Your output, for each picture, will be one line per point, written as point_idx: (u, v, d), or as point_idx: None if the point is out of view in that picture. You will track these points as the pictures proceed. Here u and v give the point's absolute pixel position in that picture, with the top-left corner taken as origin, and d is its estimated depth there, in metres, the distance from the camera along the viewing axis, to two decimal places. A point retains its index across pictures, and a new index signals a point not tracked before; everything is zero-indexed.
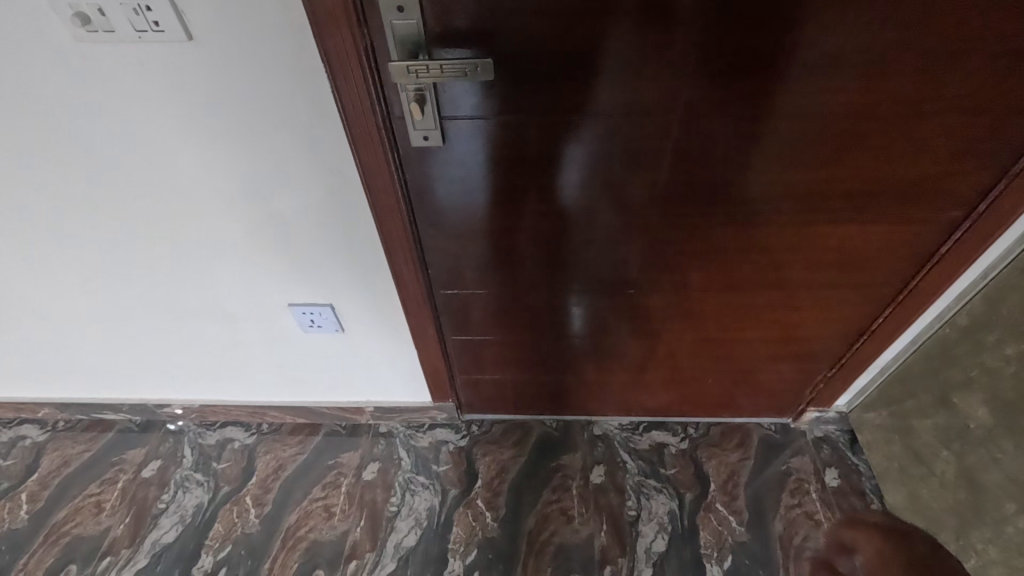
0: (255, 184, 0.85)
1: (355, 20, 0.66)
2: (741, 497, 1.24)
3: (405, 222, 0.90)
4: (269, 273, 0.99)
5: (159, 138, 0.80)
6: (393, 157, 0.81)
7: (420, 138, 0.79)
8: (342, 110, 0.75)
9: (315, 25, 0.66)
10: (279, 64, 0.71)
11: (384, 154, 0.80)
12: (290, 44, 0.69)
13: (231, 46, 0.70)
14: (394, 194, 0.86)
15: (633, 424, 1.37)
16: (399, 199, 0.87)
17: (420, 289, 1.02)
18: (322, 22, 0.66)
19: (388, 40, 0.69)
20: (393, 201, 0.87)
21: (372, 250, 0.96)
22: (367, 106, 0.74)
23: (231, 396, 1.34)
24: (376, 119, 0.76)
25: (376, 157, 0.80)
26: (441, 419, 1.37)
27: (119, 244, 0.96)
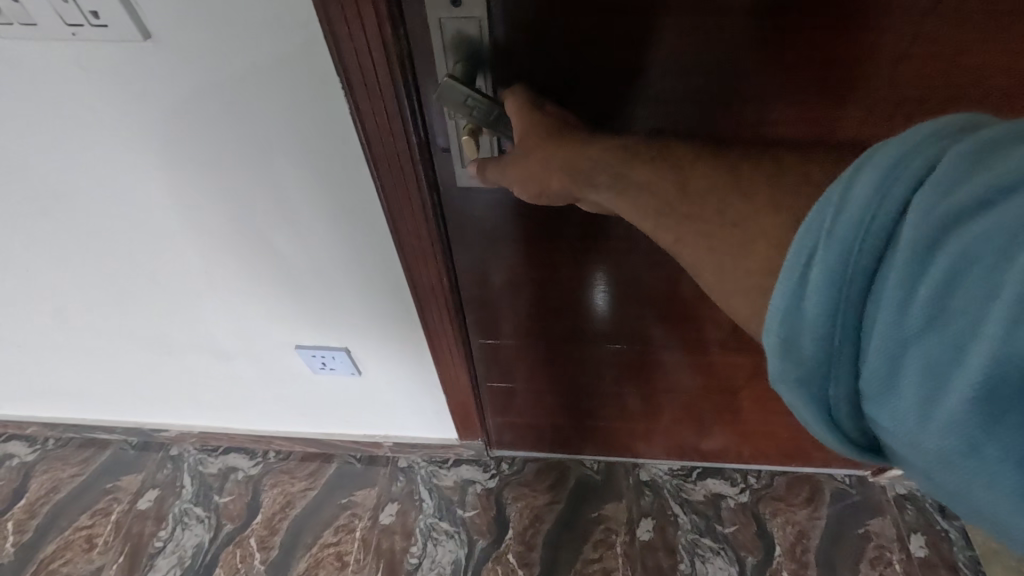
0: (250, 215, 0.68)
1: (386, 25, 0.48)
2: (812, 566, 1.08)
3: (441, 270, 0.73)
4: (271, 311, 0.83)
5: (122, 160, 0.62)
6: (430, 197, 0.63)
7: (468, 174, 0.62)
8: (365, 141, 0.57)
9: (328, 26, 0.48)
10: (273, 74, 0.53)
11: (420, 195, 0.62)
12: (286, 48, 0.51)
13: (205, 51, 0.51)
14: (430, 241, 0.68)
15: (685, 469, 1.20)
16: (436, 245, 0.69)
17: (453, 338, 0.86)
18: (341, 32, 0.48)
19: (436, 46, 0.52)
20: (427, 247, 0.69)
21: (395, 292, 0.79)
22: (400, 137, 0.56)
23: (233, 424, 1.20)
24: (411, 154, 0.58)
25: (408, 198, 0.62)
26: (466, 455, 1.22)
27: (91, 272, 0.79)
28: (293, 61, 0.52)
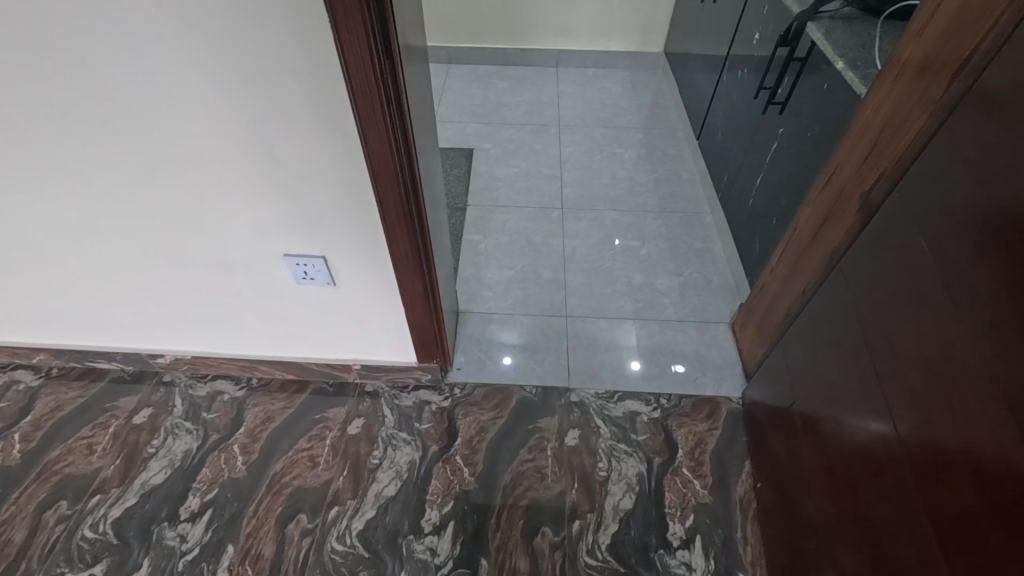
0: (259, 131, 0.88)
1: (368, 27, 0.71)
2: (707, 464, 1.31)
3: (401, 203, 0.97)
4: (270, 225, 1.05)
5: (169, 87, 0.83)
6: (397, 147, 0.88)
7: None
8: (354, 105, 0.81)
9: None
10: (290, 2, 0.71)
11: (390, 143, 0.87)
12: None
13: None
14: (402, 182, 0.93)
15: (609, 393, 1.44)
16: (399, 179, 0.92)
17: (414, 257, 1.08)
18: (337, 24, 0.71)
19: None
20: (392, 181, 0.93)
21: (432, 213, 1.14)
22: (376, 105, 0.80)
23: (223, 350, 1.39)
24: (383, 119, 0.83)
25: (370, 93, 0.79)
26: (425, 380, 1.43)
27: (126, 188, 0.99)
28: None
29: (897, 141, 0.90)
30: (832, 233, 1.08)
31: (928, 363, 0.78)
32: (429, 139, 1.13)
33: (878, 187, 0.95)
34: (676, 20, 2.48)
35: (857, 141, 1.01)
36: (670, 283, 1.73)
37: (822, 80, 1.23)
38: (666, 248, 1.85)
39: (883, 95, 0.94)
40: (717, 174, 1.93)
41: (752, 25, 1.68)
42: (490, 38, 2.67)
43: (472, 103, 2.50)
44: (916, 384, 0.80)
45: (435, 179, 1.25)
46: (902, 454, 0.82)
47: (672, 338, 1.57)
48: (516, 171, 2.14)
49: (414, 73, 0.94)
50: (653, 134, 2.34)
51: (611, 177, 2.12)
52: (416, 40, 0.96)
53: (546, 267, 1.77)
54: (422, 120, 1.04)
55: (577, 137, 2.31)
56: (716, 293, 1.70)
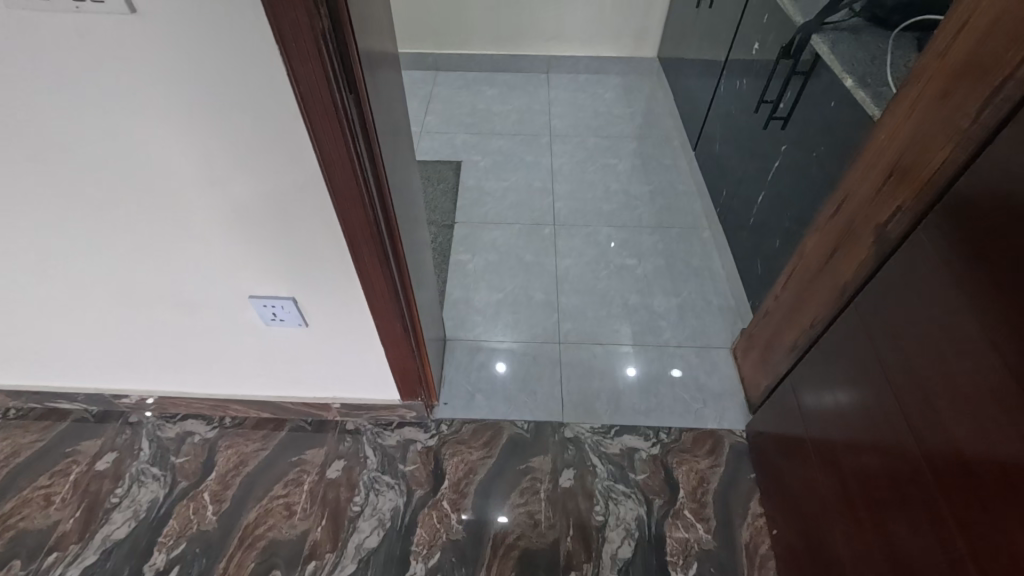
0: (212, 169, 0.79)
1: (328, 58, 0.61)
2: (710, 505, 1.23)
3: (376, 241, 0.87)
4: (233, 267, 0.96)
5: (105, 124, 0.73)
6: (368, 184, 0.78)
7: None
8: (316, 142, 0.71)
9: (276, 22, 0.57)
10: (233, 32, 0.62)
11: (360, 182, 0.77)
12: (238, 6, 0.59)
13: (182, 15, 0.60)
14: (375, 218, 0.83)
15: (605, 427, 1.36)
16: (371, 215, 0.82)
17: (391, 294, 0.98)
18: (293, 56, 0.61)
19: None
20: (364, 218, 0.82)
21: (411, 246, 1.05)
22: (342, 142, 0.70)
23: (192, 389, 1.30)
24: (351, 157, 0.73)
25: (335, 130, 0.69)
26: (410, 417, 1.35)
27: (69, 229, 0.90)
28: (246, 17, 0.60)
29: (917, 172, 0.82)
30: (843, 266, 1.00)
31: (969, 405, 0.72)
32: (405, 167, 1.03)
33: (895, 221, 0.87)
34: (670, 24, 2.40)
35: (871, 168, 0.93)
36: (667, 305, 1.65)
37: (829, 96, 1.14)
38: (663, 266, 1.76)
39: (901, 117, 0.86)
40: (716, 188, 1.84)
41: (751, 32, 1.59)
42: (478, 43, 2.57)
43: (461, 112, 2.40)
44: (965, 437, 0.73)
45: (414, 207, 1.16)
46: (952, 512, 0.75)
47: (671, 365, 1.49)
48: (506, 185, 2.05)
49: (386, 100, 0.85)
50: (648, 143, 2.26)
51: (604, 190, 2.03)
52: (388, 63, 0.87)
53: (537, 288, 1.68)
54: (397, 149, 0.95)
55: (570, 147, 2.23)
56: (716, 315, 1.62)
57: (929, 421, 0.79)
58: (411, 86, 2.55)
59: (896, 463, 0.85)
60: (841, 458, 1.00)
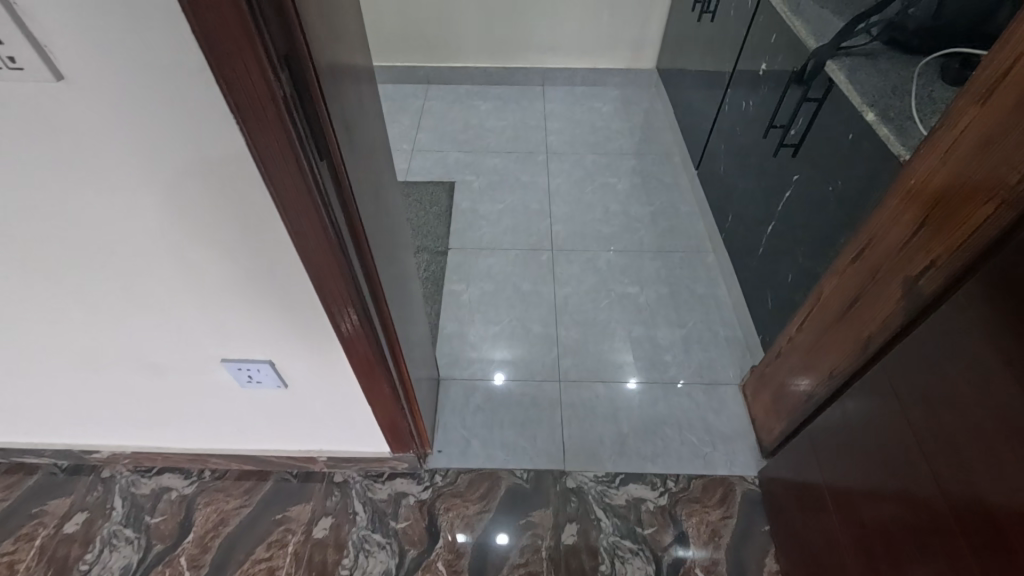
0: (169, 240, 0.70)
1: (292, 126, 0.52)
2: (722, 562, 1.16)
3: (356, 307, 0.78)
4: (201, 332, 0.87)
5: (42, 195, 0.64)
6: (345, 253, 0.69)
7: None
8: (284, 213, 0.62)
9: (229, 89, 0.49)
10: (177, 99, 0.52)
11: (336, 252, 0.68)
12: (180, 73, 0.49)
13: (114, 83, 0.51)
14: (355, 286, 0.74)
15: (609, 475, 1.28)
16: (349, 283, 0.74)
17: (375, 358, 0.90)
18: (252, 125, 0.52)
19: None
20: (342, 287, 0.74)
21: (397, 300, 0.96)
22: (313, 212, 0.62)
23: (167, 444, 1.21)
24: (324, 226, 0.64)
25: (304, 200, 0.60)
26: (402, 468, 1.27)
27: (14, 297, 0.80)
28: (190, 84, 0.50)
29: (956, 227, 0.74)
30: (868, 318, 0.92)
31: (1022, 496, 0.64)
32: (389, 215, 0.95)
33: (928, 277, 0.79)
34: (669, 36, 2.32)
35: (899, 216, 0.85)
36: (672, 337, 1.57)
37: (847, 129, 1.06)
38: (666, 294, 1.69)
39: (935, 163, 0.78)
40: (720, 211, 1.77)
41: (758, 51, 1.51)
42: (472, 56, 2.49)
43: (453, 129, 2.32)
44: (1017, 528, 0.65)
45: (401, 252, 1.07)
46: None
47: (677, 404, 1.41)
48: (501, 207, 1.96)
49: (367, 153, 0.76)
50: (648, 160, 2.18)
51: (604, 211, 1.95)
52: (368, 110, 0.78)
53: (536, 320, 1.60)
54: (380, 199, 0.87)
55: (567, 165, 2.15)
56: (722, 348, 1.54)
57: (969, 493, 0.72)
58: (402, 101, 2.47)
59: (928, 530, 0.79)
60: (868, 524, 0.92)
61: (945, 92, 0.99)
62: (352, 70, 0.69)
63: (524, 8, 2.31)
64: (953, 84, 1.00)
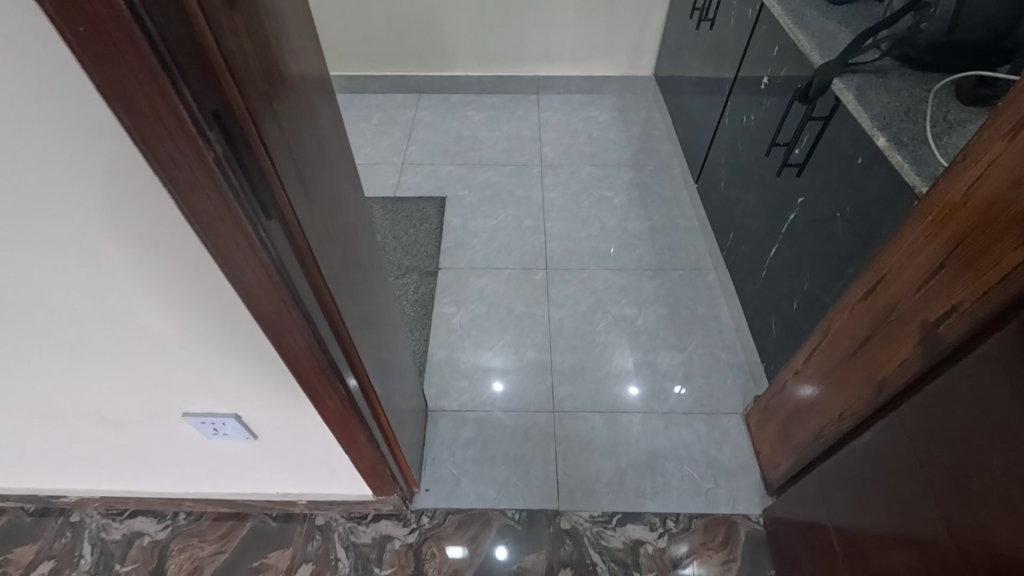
0: (111, 301, 0.63)
1: (225, 188, 0.45)
2: None
3: (322, 367, 0.71)
4: (160, 388, 0.80)
5: None
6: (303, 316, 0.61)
7: None
8: (231, 276, 0.55)
9: (149, 150, 0.43)
10: (98, 157, 0.45)
11: (294, 314, 0.61)
12: (100, 130, 0.43)
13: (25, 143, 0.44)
14: (317, 347, 0.67)
15: (606, 515, 1.22)
16: (312, 344, 0.66)
17: (349, 413, 0.82)
18: (179, 186, 0.45)
19: None
20: (304, 347, 0.67)
21: (375, 347, 0.89)
22: (262, 275, 0.55)
23: (138, 489, 1.15)
24: (276, 289, 0.57)
25: (250, 263, 0.53)
26: (387, 509, 1.20)
27: None
28: (113, 142, 0.44)
29: (981, 271, 0.67)
30: (882, 361, 0.85)
31: None
32: (369, 255, 0.88)
33: (950, 322, 0.72)
34: (667, 43, 2.25)
35: (916, 254, 0.78)
36: (672, 362, 1.51)
37: (856, 153, 1.00)
38: (666, 315, 1.62)
39: (955, 200, 0.71)
40: (721, 227, 1.70)
41: (760, 63, 1.45)
42: (465, 64, 2.42)
43: (445, 141, 2.25)
44: None
45: (383, 290, 1.00)
46: None
47: (677, 436, 1.34)
48: (494, 223, 1.90)
49: (339, 196, 0.69)
50: (646, 172, 2.11)
51: (600, 227, 1.88)
52: (344, 149, 0.71)
53: (530, 345, 1.54)
54: (358, 244, 0.80)
55: (562, 178, 2.08)
56: (725, 374, 1.47)
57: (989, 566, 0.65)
58: (392, 112, 2.40)
59: None
60: None
61: (963, 113, 0.93)
62: (321, 109, 0.62)
63: (518, 15, 2.24)
64: (970, 104, 0.94)
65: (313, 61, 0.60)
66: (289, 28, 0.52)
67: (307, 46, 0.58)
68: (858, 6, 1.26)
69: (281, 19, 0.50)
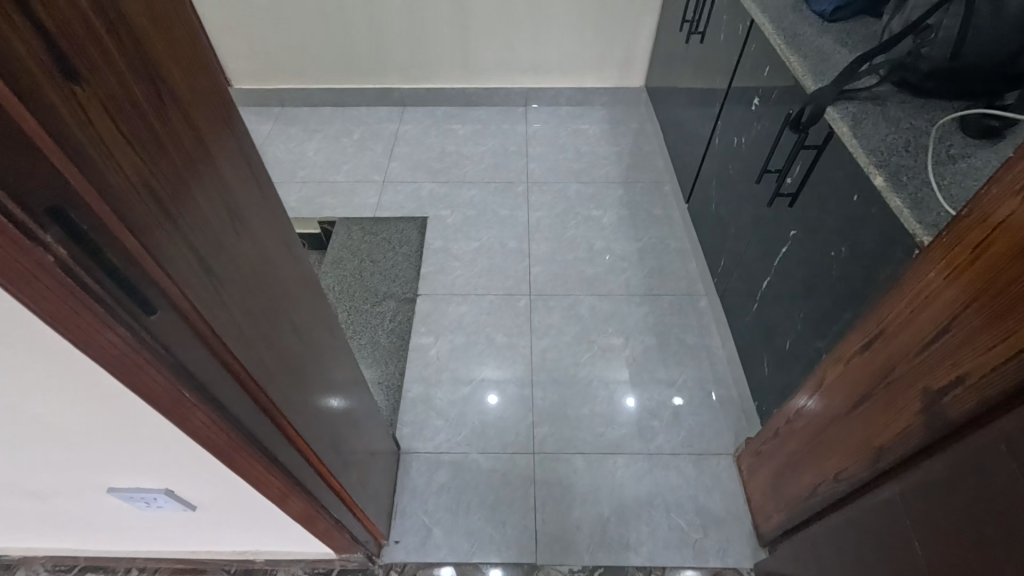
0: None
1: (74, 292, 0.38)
2: None
3: (249, 452, 0.63)
4: (72, 472, 0.70)
5: None
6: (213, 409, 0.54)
7: None
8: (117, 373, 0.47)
9: None
10: None
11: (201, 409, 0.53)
12: None
13: None
14: (238, 436, 0.59)
15: (586, 569, 1.14)
16: (230, 434, 0.58)
17: (289, 490, 0.74)
18: (22, 287, 0.38)
19: None
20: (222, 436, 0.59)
21: (324, 412, 0.81)
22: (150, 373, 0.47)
23: (82, 547, 1.07)
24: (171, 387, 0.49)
25: (132, 363, 0.45)
26: (352, 565, 1.12)
27: None
28: None
29: (988, 345, 0.59)
30: (882, 427, 0.77)
31: None
32: (320, 312, 0.80)
33: (955, 396, 0.64)
34: (658, 55, 2.17)
35: (918, 314, 0.70)
36: (660, 397, 1.43)
37: (852, 190, 0.92)
38: (654, 345, 1.54)
39: (961, 260, 0.63)
40: (713, 252, 1.62)
41: (751, 83, 1.37)
42: (449, 76, 2.34)
43: (429, 157, 2.17)
44: None
45: (340, 343, 0.92)
46: None
47: (664, 481, 1.27)
48: (477, 246, 1.82)
49: (273, 264, 0.61)
50: (636, 189, 2.03)
51: (587, 249, 1.81)
52: (282, 207, 0.64)
53: (510, 380, 1.46)
54: (302, 305, 0.72)
55: (548, 196, 2.00)
56: (716, 410, 1.39)
57: None
58: (375, 126, 2.33)
59: None
60: None
61: (967, 147, 0.84)
62: (243, 171, 0.54)
63: (503, 25, 2.16)
64: (976, 137, 0.84)
65: (234, 118, 0.53)
66: (185, 87, 0.44)
67: (222, 104, 0.50)
68: (853, 26, 1.18)
69: (172, 79, 0.43)
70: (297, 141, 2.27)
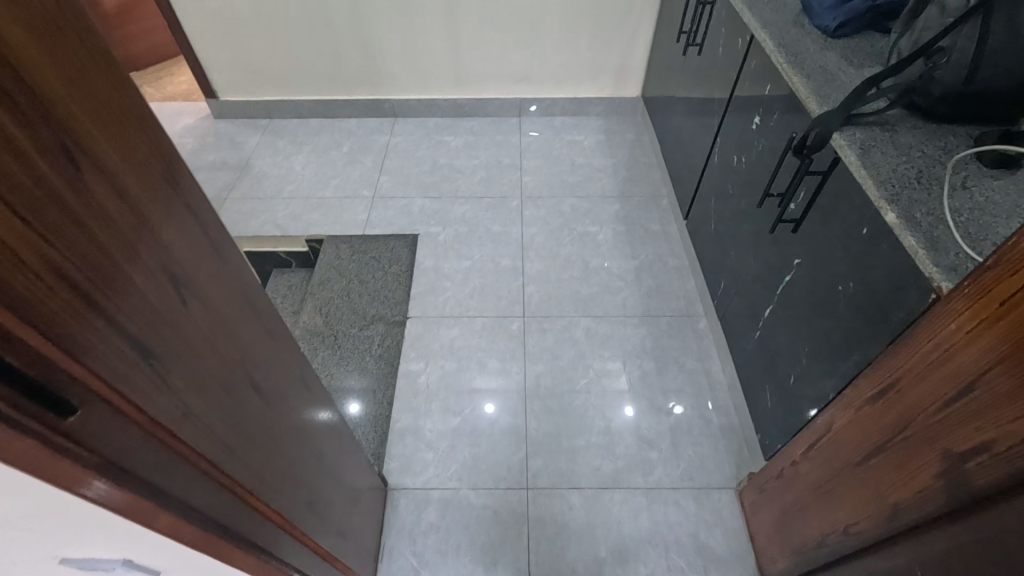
0: None
1: None
2: None
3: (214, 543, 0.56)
4: None
5: None
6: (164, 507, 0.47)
7: None
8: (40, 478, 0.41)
9: None
10: None
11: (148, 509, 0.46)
12: None
13: None
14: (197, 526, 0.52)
15: None
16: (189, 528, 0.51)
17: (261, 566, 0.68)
18: None
19: None
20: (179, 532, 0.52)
21: (297, 471, 0.75)
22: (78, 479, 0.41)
23: None
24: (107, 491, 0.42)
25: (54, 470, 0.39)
26: None
27: None
28: None
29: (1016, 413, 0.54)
30: (897, 484, 0.71)
31: None
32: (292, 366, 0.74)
33: (980, 463, 0.58)
34: (654, 64, 2.12)
35: (938, 369, 0.64)
36: (659, 427, 1.37)
37: (861, 222, 0.86)
38: (652, 371, 1.48)
39: (988, 315, 0.57)
40: (712, 272, 1.57)
41: (751, 99, 1.31)
42: (441, 86, 2.28)
43: (420, 170, 2.12)
44: None
45: (317, 392, 0.86)
46: None
47: (664, 518, 1.21)
48: (468, 264, 1.76)
49: (230, 327, 0.55)
50: (632, 204, 1.98)
51: (583, 268, 1.75)
52: (244, 262, 0.58)
53: (502, 409, 1.40)
54: (270, 363, 0.66)
55: (543, 212, 1.94)
56: (716, 440, 1.34)
57: None
58: (365, 138, 2.27)
59: None
60: None
61: (983, 178, 0.78)
62: (190, 233, 0.48)
63: (495, 35, 2.11)
64: (993, 167, 0.79)
65: (178, 176, 0.47)
66: (110, 149, 0.39)
67: (162, 163, 0.44)
68: (857, 43, 1.13)
69: (91, 142, 0.37)
70: (284, 154, 2.21)
